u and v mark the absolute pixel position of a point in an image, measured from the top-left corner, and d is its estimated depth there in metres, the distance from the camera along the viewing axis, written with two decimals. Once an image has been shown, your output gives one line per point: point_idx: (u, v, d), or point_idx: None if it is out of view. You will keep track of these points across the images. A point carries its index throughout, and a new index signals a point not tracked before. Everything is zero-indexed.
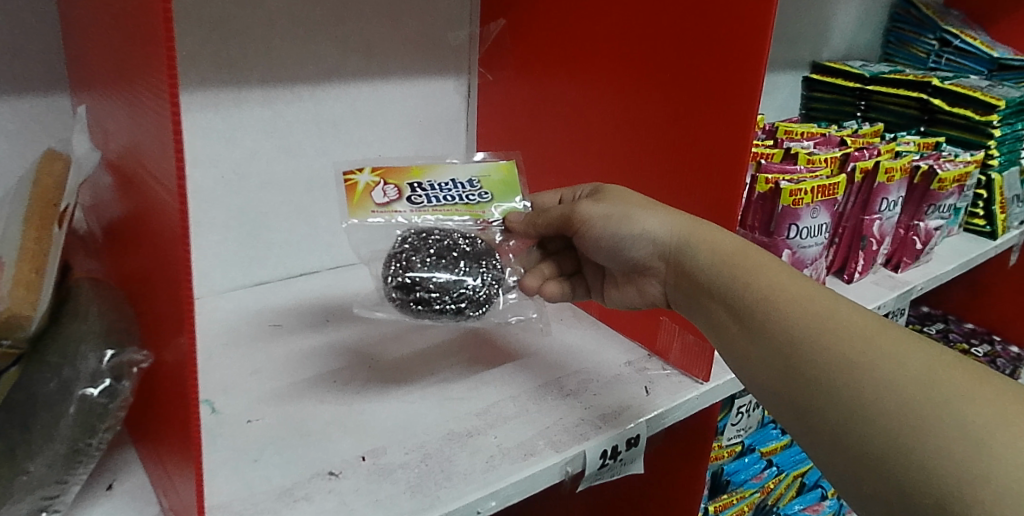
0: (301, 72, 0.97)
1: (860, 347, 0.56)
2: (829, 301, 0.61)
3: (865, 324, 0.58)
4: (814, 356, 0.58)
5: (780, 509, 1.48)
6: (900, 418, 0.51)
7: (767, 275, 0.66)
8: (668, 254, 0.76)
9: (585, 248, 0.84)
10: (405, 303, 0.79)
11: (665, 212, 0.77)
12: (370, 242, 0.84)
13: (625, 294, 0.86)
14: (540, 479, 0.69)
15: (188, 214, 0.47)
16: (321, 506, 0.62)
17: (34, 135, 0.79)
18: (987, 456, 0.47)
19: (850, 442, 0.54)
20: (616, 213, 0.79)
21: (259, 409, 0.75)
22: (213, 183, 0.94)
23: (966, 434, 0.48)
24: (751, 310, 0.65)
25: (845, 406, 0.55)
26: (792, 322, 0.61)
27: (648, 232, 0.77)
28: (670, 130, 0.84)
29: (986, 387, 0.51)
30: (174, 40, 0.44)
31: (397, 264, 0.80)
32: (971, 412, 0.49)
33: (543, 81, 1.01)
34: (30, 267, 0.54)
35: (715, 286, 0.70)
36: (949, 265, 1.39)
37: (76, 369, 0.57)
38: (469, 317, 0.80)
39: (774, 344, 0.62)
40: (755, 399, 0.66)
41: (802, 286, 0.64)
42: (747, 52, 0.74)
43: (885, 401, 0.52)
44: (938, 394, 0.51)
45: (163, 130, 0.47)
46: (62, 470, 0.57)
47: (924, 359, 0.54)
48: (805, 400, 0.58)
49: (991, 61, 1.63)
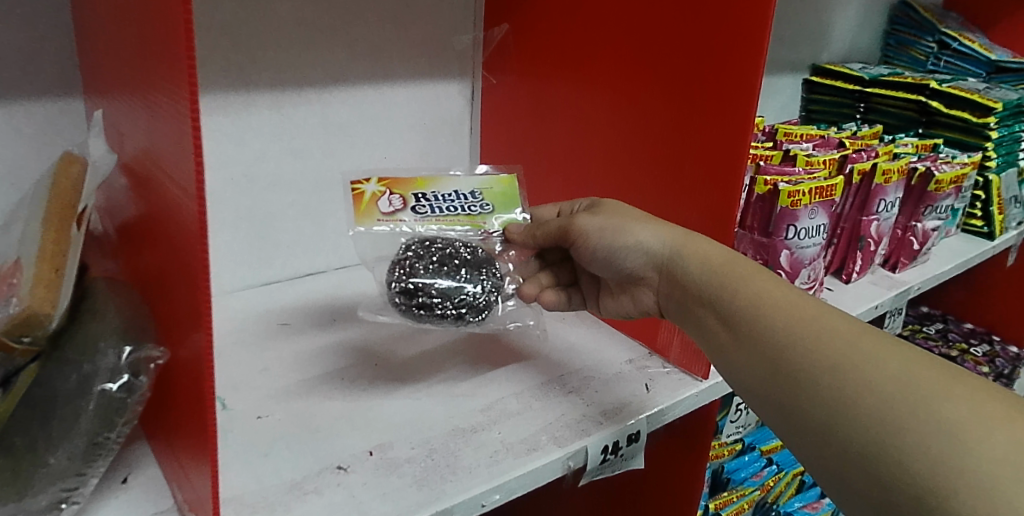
0: (309, 76, 0.99)
1: (842, 351, 0.58)
2: (812, 307, 0.63)
3: (847, 329, 0.60)
4: (799, 361, 0.60)
5: (780, 506, 1.49)
6: (879, 416, 0.53)
7: (755, 282, 0.68)
8: (661, 264, 0.78)
9: (581, 259, 0.86)
10: (408, 309, 0.81)
11: (659, 225, 0.80)
12: (375, 249, 0.87)
13: (619, 303, 0.87)
14: (542, 474, 0.71)
15: (206, 216, 0.49)
16: (330, 499, 0.64)
17: (48, 138, 0.81)
18: (961, 450, 0.48)
19: (833, 441, 0.56)
20: (610, 225, 0.81)
21: (269, 405, 0.77)
22: (222, 185, 0.96)
23: (940, 428, 0.50)
24: (737, 316, 0.67)
25: (827, 406, 0.57)
26: (777, 328, 0.63)
27: (642, 243, 0.79)
28: (670, 135, 0.86)
29: (962, 385, 0.52)
30: (193, 48, 0.46)
31: (401, 270, 0.82)
32: (947, 409, 0.51)
33: (543, 89, 1.03)
34: (49, 267, 0.56)
35: (704, 293, 0.72)
36: (947, 265, 1.40)
37: (95, 364, 0.59)
38: (469, 323, 0.81)
39: (762, 348, 0.64)
40: (743, 402, 0.68)
41: (788, 293, 0.66)
42: (743, 70, 0.76)
43: (865, 400, 0.54)
44: (916, 392, 0.53)
45: (182, 133, 0.49)
46: (82, 463, 0.59)
47: (902, 360, 0.56)
48: (790, 401, 0.60)
49: (989, 63, 1.66)
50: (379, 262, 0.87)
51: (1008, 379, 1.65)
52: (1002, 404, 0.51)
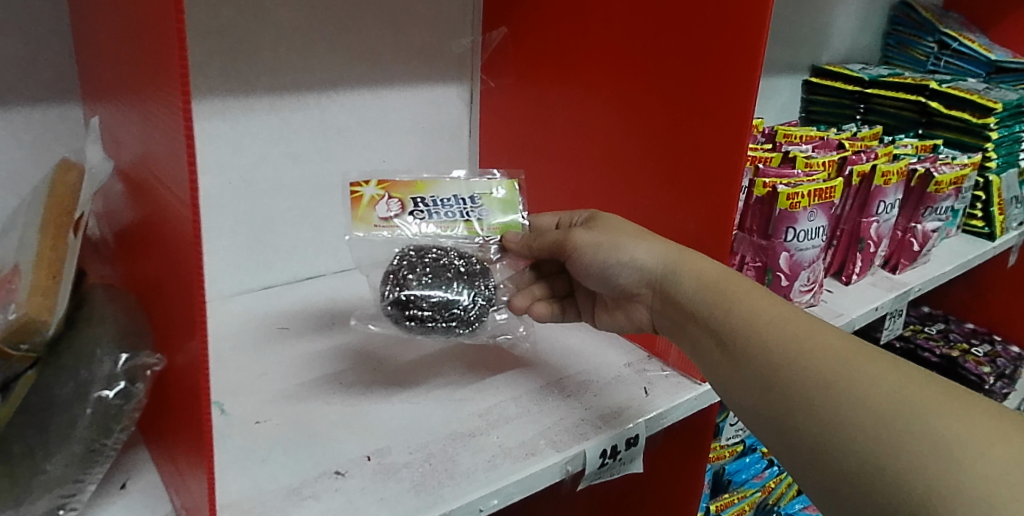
0: (307, 80, 0.99)
1: (835, 368, 0.58)
2: (806, 325, 0.64)
3: (842, 346, 0.60)
4: (792, 379, 0.60)
5: (780, 509, 1.51)
6: (873, 435, 0.53)
7: (747, 300, 0.69)
8: (654, 281, 0.78)
9: (575, 273, 0.85)
10: (400, 320, 0.80)
11: (653, 241, 0.80)
12: (370, 255, 0.86)
13: (614, 318, 0.88)
14: (540, 479, 0.71)
15: (200, 223, 0.49)
16: (328, 504, 0.64)
17: (47, 145, 0.81)
18: (956, 467, 0.49)
19: (827, 459, 0.56)
20: (605, 241, 0.81)
21: (268, 410, 0.77)
22: (221, 190, 0.96)
23: (937, 447, 0.50)
24: (730, 333, 0.67)
25: (822, 424, 0.57)
26: (770, 345, 0.63)
27: (636, 260, 0.79)
28: (665, 142, 0.86)
29: (956, 401, 0.53)
30: (186, 57, 0.46)
31: (393, 281, 0.81)
32: (942, 426, 0.51)
33: (540, 96, 1.03)
34: (46, 274, 0.56)
35: (697, 310, 0.72)
36: (948, 266, 1.40)
37: (92, 372, 0.59)
38: (460, 335, 0.81)
39: (755, 366, 0.64)
40: (737, 418, 0.68)
41: (780, 310, 0.66)
42: (737, 76, 0.77)
43: (860, 419, 0.54)
44: (910, 408, 0.53)
45: (176, 139, 0.49)
46: (79, 469, 0.59)
47: (897, 378, 0.56)
48: (785, 419, 0.60)
49: (989, 63, 1.65)
50: (374, 268, 0.86)
51: (1008, 379, 1.65)
52: (996, 419, 0.51)
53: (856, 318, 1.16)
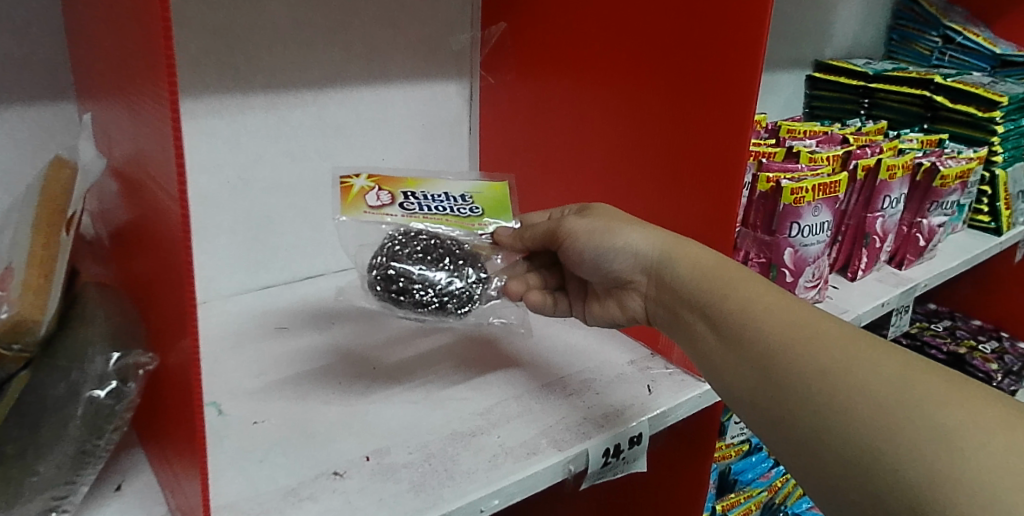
0: (303, 78, 0.98)
1: (832, 355, 0.57)
2: (804, 313, 0.62)
3: (843, 334, 0.59)
4: (785, 366, 0.59)
5: (786, 507, 1.50)
6: (870, 421, 0.52)
7: (744, 287, 0.67)
8: (650, 267, 0.77)
9: (570, 264, 0.85)
10: (388, 295, 0.81)
11: (648, 228, 0.79)
12: (358, 235, 0.87)
13: (607, 309, 0.86)
14: (541, 479, 0.70)
15: (189, 218, 0.48)
16: (326, 505, 0.63)
17: (42, 143, 0.81)
18: (956, 456, 0.47)
19: (820, 449, 0.55)
20: (599, 227, 0.80)
21: (265, 410, 0.76)
22: (218, 188, 0.95)
23: (936, 434, 0.49)
24: (727, 321, 0.66)
25: (819, 412, 0.56)
26: (766, 333, 0.62)
27: (630, 245, 0.78)
28: (666, 133, 0.85)
29: (956, 390, 0.51)
30: (173, 49, 0.45)
31: (384, 255, 0.83)
32: (942, 414, 0.50)
33: (541, 89, 1.02)
34: (38, 273, 0.55)
35: (693, 297, 0.71)
36: (953, 261, 1.38)
37: (84, 371, 0.58)
38: (450, 313, 0.82)
39: (751, 354, 0.63)
40: (733, 410, 0.66)
41: (778, 298, 0.65)
42: (741, 66, 0.75)
43: (858, 406, 0.53)
44: (909, 397, 0.52)
45: (164, 133, 0.48)
46: (71, 471, 0.58)
47: (897, 365, 0.54)
48: (780, 408, 0.59)
49: (994, 57, 1.62)
50: (361, 249, 0.86)
51: (1017, 376, 1.63)
52: (1001, 409, 0.50)
53: (862, 314, 1.15)
